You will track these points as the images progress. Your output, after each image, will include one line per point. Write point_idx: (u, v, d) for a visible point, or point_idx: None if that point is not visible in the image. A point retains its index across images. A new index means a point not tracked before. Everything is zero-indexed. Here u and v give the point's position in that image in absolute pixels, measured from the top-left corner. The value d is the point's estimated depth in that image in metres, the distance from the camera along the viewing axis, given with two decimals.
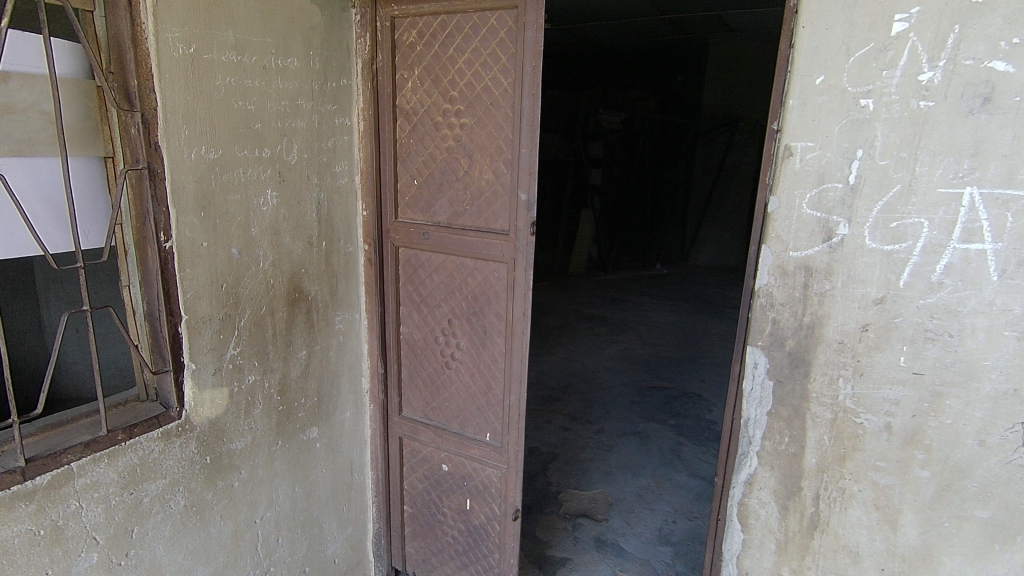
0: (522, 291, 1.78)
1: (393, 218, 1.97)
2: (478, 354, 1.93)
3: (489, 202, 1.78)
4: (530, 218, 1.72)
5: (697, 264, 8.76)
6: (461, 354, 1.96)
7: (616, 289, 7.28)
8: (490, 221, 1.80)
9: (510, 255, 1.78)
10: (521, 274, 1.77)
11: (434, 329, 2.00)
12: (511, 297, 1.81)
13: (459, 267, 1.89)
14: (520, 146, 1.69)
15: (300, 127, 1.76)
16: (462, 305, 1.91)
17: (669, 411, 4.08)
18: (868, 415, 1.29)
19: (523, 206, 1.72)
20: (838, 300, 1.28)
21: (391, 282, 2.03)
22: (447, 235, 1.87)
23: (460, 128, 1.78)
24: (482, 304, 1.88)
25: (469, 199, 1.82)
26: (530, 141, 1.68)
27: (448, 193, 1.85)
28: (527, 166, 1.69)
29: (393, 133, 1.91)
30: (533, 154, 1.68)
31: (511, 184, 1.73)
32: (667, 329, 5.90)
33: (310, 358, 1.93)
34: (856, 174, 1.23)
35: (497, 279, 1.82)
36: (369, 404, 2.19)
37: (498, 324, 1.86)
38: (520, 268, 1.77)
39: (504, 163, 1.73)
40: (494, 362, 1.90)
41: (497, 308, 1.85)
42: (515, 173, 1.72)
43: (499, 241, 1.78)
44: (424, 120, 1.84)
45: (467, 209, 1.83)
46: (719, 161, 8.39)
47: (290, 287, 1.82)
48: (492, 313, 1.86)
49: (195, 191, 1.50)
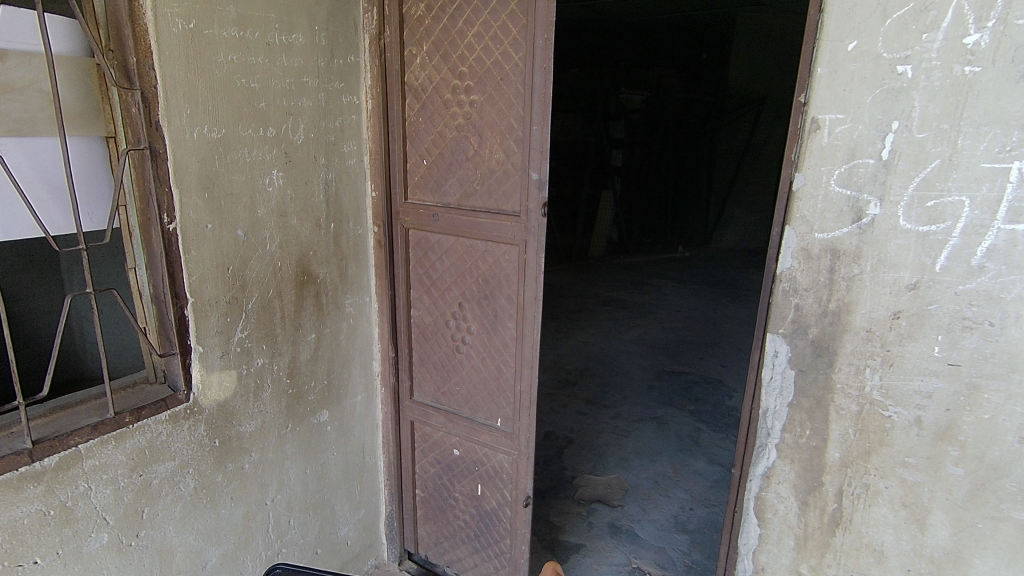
0: (533, 274, 1.72)
1: (403, 199, 1.93)
2: (489, 338, 1.88)
3: (500, 183, 1.72)
4: (541, 199, 1.65)
5: (720, 247, 8.58)
6: (472, 339, 1.92)
7: (637, 272, 7.17)
8: (500, 202, 1.74)
9: (521, 237, 1.72)
10: (533, 257, 1.71)
11: (445, 312, 1.96)
12: (522, 280, 1.75)
13: (469, 250, 1.84)
14: (531, 124, 1.62)
15: (306, 106, 1.72)
16: (472, 288, 1.87)
17: (688, 396, 4.01)
18: (897, 408, 1.22)
19: (534, 185, 1.66)
20: (868, 285, 1.20)
21: (402, 265, 1.99)
22: (457, 217, 1.82)
23: (469, 105, 1.72)
24: (492, 287, 1.83)
25: (480, 179, 1.76)
26: (541, 118, 1.61)
27: (458, 172, 1.79)
28: (538, 145, 1.62)
29: (401, 110, 1.85)
30: (544, 131, 1.60)
31: (522, 164, 1.67)
32: (688, 313, 5.80)
33: (319, 341, 1.91)
34: (889, 148, 1.14)
35: (508, 262, 1.77)
36: (381, 387, 2.17)
37: (509, 308, 1.81)
38: (532, 250, 1.71)
39: (515, 142, 1.67)
40: (505, 348, 1.86)
41: (509, 293, 1.80)
42: (526, 152, 1.65)
43: (510, 222, 1.72)
44: (433, 97, 1.78)
45: (477, 190, 1.77)
46: (745, 140, 8.16)
47: (298, 270, 1.79)
48: (503, 297, 1.81)
49: (198, 171, 1.47)
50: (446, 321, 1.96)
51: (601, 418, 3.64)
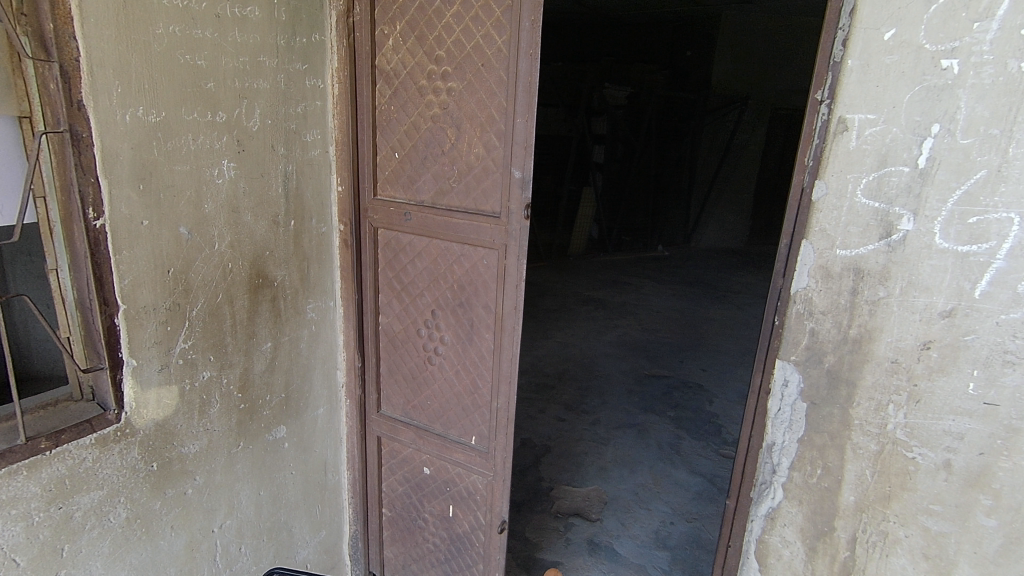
0: (513, 282, 1.57)
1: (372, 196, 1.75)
2: (464, 349, 1.73)
3: (478, 180, 1.56)
4: (524, 199, 1.50)
5: (699, 247, 8.56)
6: (446, 349, 1.76)
7: (617, 271, 7.07)
8: (479, 202, 1.58)
9: (501, 241, 1.56)
10: (513, 263, 1.56)
11: (417, 320, 1.79)
12: (500, 288, 1.60)
13: (443, 253, 1.68)
14: (515, 116, 1.46)
15: (264, 88, 1.52)
16: (447, 295, 1.71)
17: (668, 402, 3.92)
18: (922, 449, 1.10)
19: (516, 184, 1.50)
20: (895, 309, 1.08)
21: (370, 267, 1.82)
22: (431, 218, 1.66)
23: (447, 93, 1.55)
24: (468, 295, 1.67)
25: (457, 176, 1.60)
26: (525, 110, 1.45)
27: (433, 167, 1.63)
28: (524, 139, 1.46)
29: (372, 96, 1.67)
30: (529, 124, 1.45)
31: (503, 160, 1.51)
32: (668, 314, 5.72)
33: (276, 350, 1.74)
34: (928, 155, 1.01)
35: (485, 268, 1.61)
36: (346, 399, 2.00)
37: (485, 318, 1.66)
38: (512, 256, 1.56)
39: (496, 135, 1.51)
40: (481, 361, 1.71)
41: (486, 301, 1.64)
42: (509, 148, 1.50)
43: (488, 224, 1.56)
44: (407, 83, 1.61)
45: (454, 187, 1.61)
46: (727, 139, 8.12)
47: (251, 272, 1.61)
48: (479, 305, 1.66)
49: (132, 161, 1.28)
50: (418, 330, 1.80)
51: (581, 420, 3.49)
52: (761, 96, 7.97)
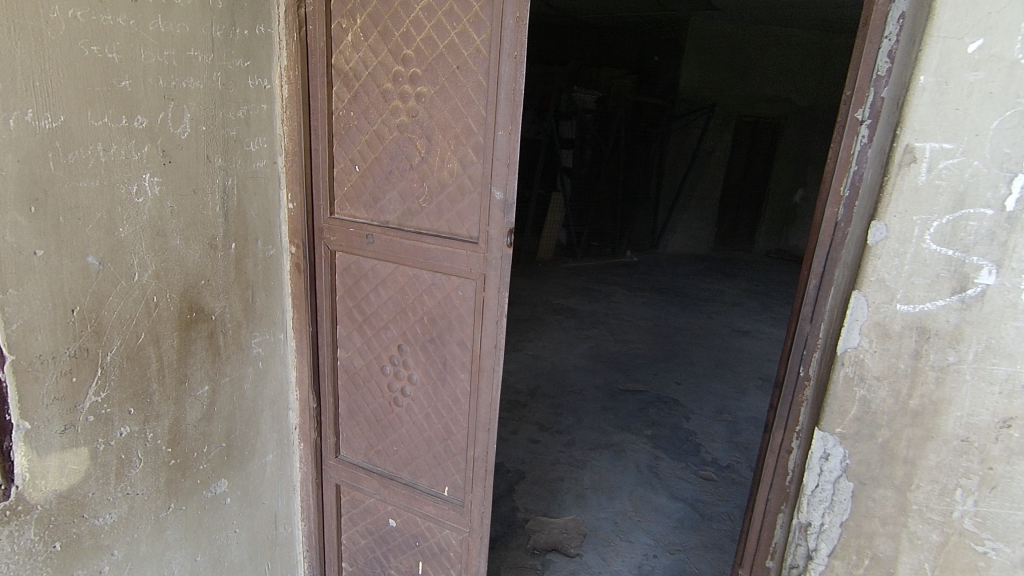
0: (493, 317, 1.37)
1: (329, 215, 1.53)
2: (435, 390, 1.53)
3: (453, 200, 1.36)
4: (506, 223, 1.30)
5: (667, 252, 8.53)
6: (416, 390, 1.56)
7: (586, 278, 6.93)
8: (453, 225, 1.38)
9: (478, 271, 1.36)
10: (492, 295, 1.36)
11: (383, 357, 1.58)
12: (478, 324, 1.41)
13: (413, 282, 1.47)
14: (495, 128, 1.26)
15: (195, 88, 1.27)
16: (417, 330, 1.51)
17: (644, 419, 3.78)
18: (996, 543, 1.00)
19: (496, 206, 1.30)
20: (967, 378, 0.96)
21: (326, 296, 1.59)
22: (398, 243, 1.45)
23: (416, 99, 1.34)
24: (442, 330, 1.47)
25: (428, 195, 1.39)
26: (507, 121, 1.25)
27: (401, 184, 1.42)
28: (507, 155, 1.26)
29: (329, 101, 1.45)
30: (513, 137, 1.25)
31: (482, 179, 1.31)
32: (639, 324, 5.61)
33: (214, 394, 1.49)
34: (1016, 197, 0.90)
35: (461, 300, 1.41)
36: (298, 443, 1.76)
37: (460, 356, 1.46)
38: (491, 288, 1.36)
39: (473, 149, 1.31)
40: (455, 404, 1.51)
41: (461, 338, 1.45)
42: (487, 164, 1.30)
43: (465, 251, 1.36)
44: (369, 87, 1.39)
45: (424, 208, 1.40)
46: (694, 145, 8.10)
47: (183, 306, 1.36)
48: (454, 342, 1.46)
49: (17, 177, 1.01)
50: (385, 368, 1.59)
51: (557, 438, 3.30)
52: (727, 102, 8.06)
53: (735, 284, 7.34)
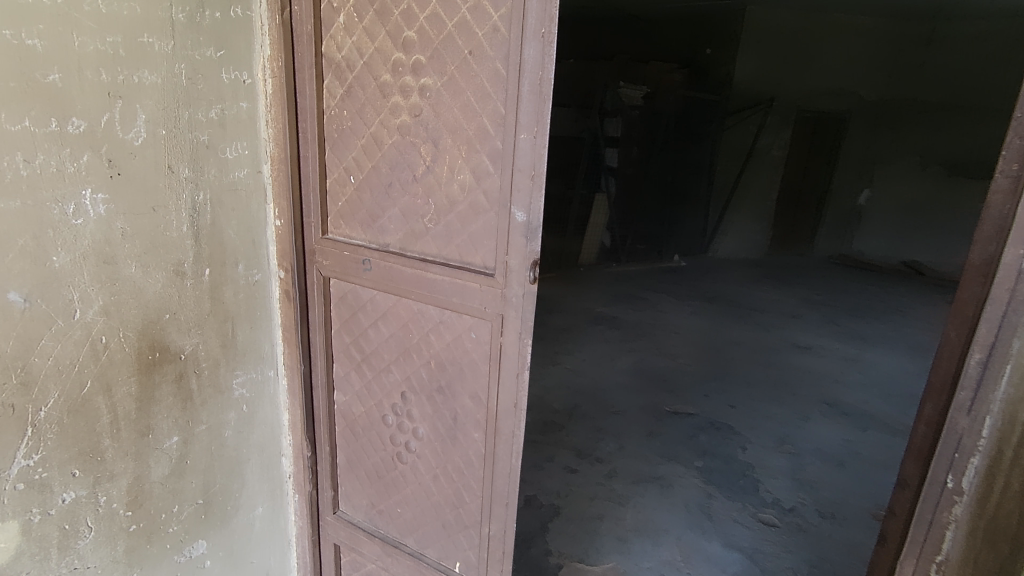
0: (513, 369, 1.10)
1: (322, 234, 1.28)
2: (445, 449, 1.26)
3: (464, 221, 1.09)
4: (529, 252, 1.02)
5: (719, 257, 8.03)
6: (422, 446, 1.30)
7: (631, 284, 6.55)
8: (464, 252, 1.11)
9: (495, 310, 1.08)
10: (511, 342, 1.09)
11: (384, 405, 1.33)
12: (494, 375, 1.13)
13: (417, 317, 1.21)
14: (515, 131, 0.98)
15: (150, 83, 1.04)
16: (424, 376, 1.25)
17: (694, 447, 3.43)
18: None
19: (517, 229, 1.02)
20: None
21: (321, 328, 1.37)
22: (399, 271, 1.19)
23: (420, 93, 1.07)
24: (452, 379, 1.20)
25: (436, 213, 1.12)
26: (531, 122, 0.96)
27: (402, 199, 1.15)
28: (532, 164, 0.98)
29: (318, 98, 1.20)
30: (540, 143, 0.96)
31: (499, 195, 1.03)
32: (688, 336, 5.21)
33: (187, 445, 1.26)
34: None
35: (474, 345, 1.14)
36: (293, 493, 1.53)
37: (474, 411, 1.19)
38: (510, 331, 1.08)
39: (489, 158, 1.03)
40: (468, 468, 1.24)
41: (474, 389, 1.18)
42: (506, 176, 1.01)
43: (478, 285, 1.09)
44: (365, 80, 1.13)
45: (430, 229, 1.14)
46: (750, 143, 7.60)
47: (143, 345, 1.13)
48: (465, 394, 1.19)
49: None
50: (386, 418, 1.33)
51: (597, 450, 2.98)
52: (787, 96, 7.52)
53: (794, 293, 6.80)
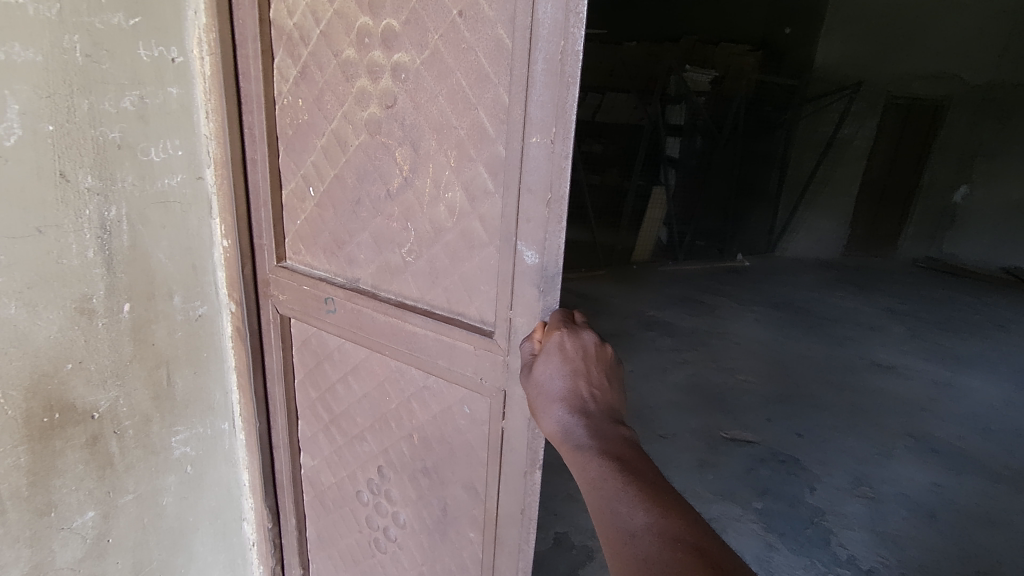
0: (521, 463, 0.79)
1: (279, 262, 1.01)
2: (433, 546, 0.96)
3: (454, 258, 0.79)
4: (539, 309, 0.72)
5: (787, 257, 7.34)
6: (405, 538, 1.00)
7: (688, 285, 6.03)
8: (454, 299, 0.81)
9: (494, 385, 0.79)
10: (517, 430, 0.79)
11: (359, 479, 1.04)
12: (493, 470, 0.83)
13: (395, 377, 0.92)
14: (523, 132, 0.67)
15: (28, 61, 0.77)
16: (406, 453, 0.94)
17: (752, 484, 2.99)
18: None
19: (525, 276, 0.72)
20: None
21: (279, 380, 1.09)
22: (371, 318, 0.90)
23: (394, 75, 0.78)
24: (441, 461, 0.90)
25: (416, 244, 0.82)
26: (547, 119, 0.65)
27: (374, 221, 0.86)
28: (549, 183, 0.67)
29: (266, 82, 0.92)
30: (562, 153, 0.65)
31: (501, 227, 0.73)
32: (751, 349, 4.69)
33: (108, 520, 1.00)
34: None
35: (468, 424, 0.84)
36: (258, 565, 1.27)
37: (469, 508, 0.89)
38: (517, 412, 0.78)
39: (487, 170, 0.72)
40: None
41: (467, 479, 0.87)
42: (509, 197, 0.71)
43: (472, 347, 0.79)
44: (324, 57, 0.85)
45: (409, 264, 0.84)
46: (830, 132, 6.88)
47: (33, 404, 0.86)
48: (458, 484, 0.89)
49: None
50: (364, 497, 1.05)
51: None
52: (876, 81, 6.84)
53: (874, 301, 6.08)
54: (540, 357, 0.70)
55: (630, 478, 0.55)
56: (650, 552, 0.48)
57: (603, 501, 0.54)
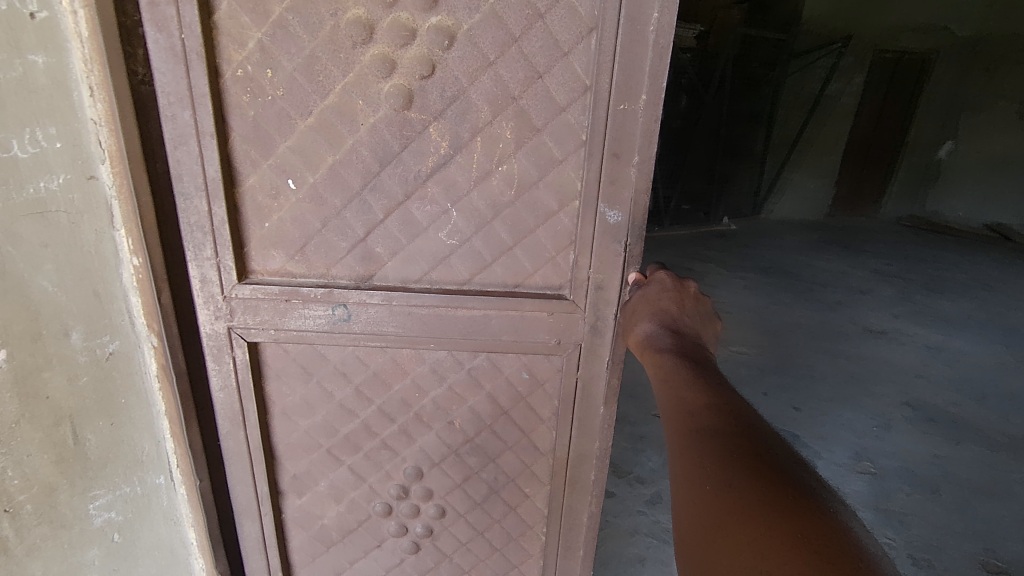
0: (583, 409, 1.04)
1: (237, 283, 0.89)
2: (481, 513, 1.14)
3: (517, 228, 0.92)
4: (622, 257, 0.93)
5: (773, 219, 7.17)
6: (450, 521, 1.14)
7: (677, 252, 5.85)
8: (518, 268, 0.94)
9: (572, 341, 0.98)
10: (589, 374, 1.01)
11: (378, 490, 1.09)
12: (566, 418, 1.05)
13: (432, 368, 1.01)
14: (610, 101, 0.83)
15: None
16: (447, 444, 1.07)
17: None
18: None
19: (608, 233, 0.91)
20: None
21: (243, 423, 0.99)
22: (406, 313, 0.95)
23: (428, 37, 0.81)
24: (494, 435, 1.07)
25: (466, 222, 0.92)
26: (631, 90, 0.83)
27: (401, 197, 0.89)
28: (637, 146, 0.86)
29: (206, 42, 0.77)
30: (651, 117, 0.83)
31: (582, 188, 0.89)
32: (742, 317, 4.58)
33: None
34: None
35: (529, 385, 1.03)
36: None
37: (532, 463, 1.10)
38: (588, 357, 0.99)
39: (556, 138, 0.87)
40: (527, 525, 1.15)
41: (527, 436, 1.07)
42: (590, 168, 0.87)
43: (549, 313, 0.96)
44: (312, 17, 0.79)
45: (454, 243, 0.93)
46: (818, 89, 6.64)
47: None
48: (516, 448, 1.08)
49: None
50: (384, 506, 1.11)
51: (638, 469, 2.48)
52: (864, 34, 6.57)
53: (862, 263, 5.99)
54: (640, 293, 0.94)
55: (694, 376, 0.80)
56: (707, 418, 0.73)
57: (676, 384, 0.79)
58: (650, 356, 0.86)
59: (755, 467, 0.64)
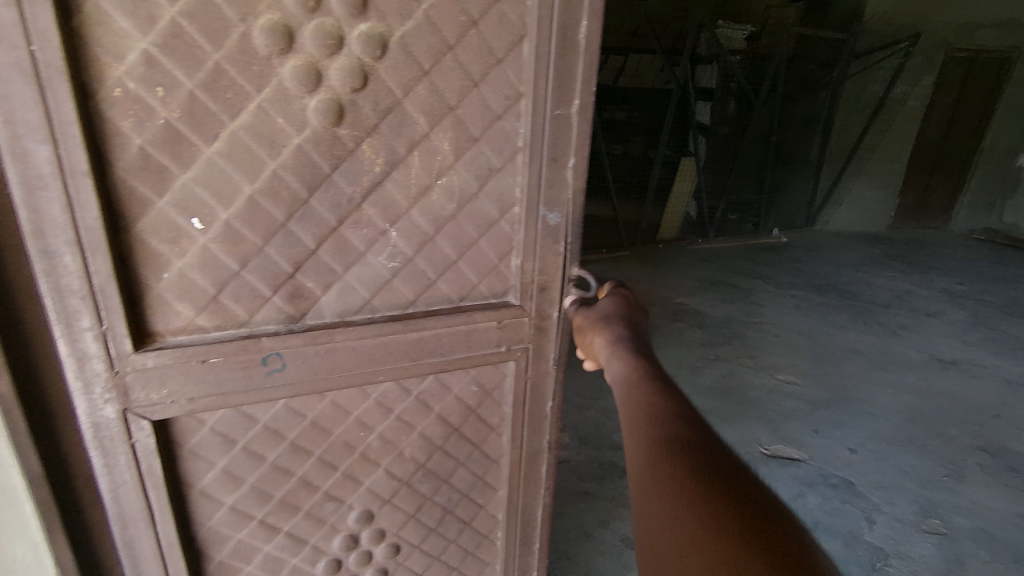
0: (533, 405, 0.99)
1: (131, 352, 0.71)
2: (437, 540, 1.02)
3: (460, 241, 0.84)
4: (563, 255, 0.90)
5: (828, 231, 6.67)
6: (405, 556, 1.01)
7: (721, 266, 5.48)
8: (463, 283, 0.87)
9: (519, 344, 0.93)
10: (538, 373, 0.97)
11: (321, 549, 0.92)
12: (516, 419, 0.99)
13: (377, 405, 0.88)
14: (547, 105, 0.80)
15: None
16: (399, 476, 0.94)
17: None
18: None
19: (549, 234, 0.88)
20: None
21: (153, 518, 0.79)
22: (352, 352, 0.81)
23: (360, 44, 0.69)
24: (447, 455, 0.97)
25: (410, 246, 0.81)
26: (565, 94, 0.81)
27: (333, 227, 0.76)
28: (571, 149, 0.84)
29: (68, 54, 0.58)
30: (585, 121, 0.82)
31: (521, 194, 0.85)
32: (791, 341, 4.21)
33: None
34: None
35: (479, 397, 0.95)
36: None
37: (485, 472, 1.02)
38: (536, 358, 0.95)
39: (493, 147, 0.81)
40: (483, 533, 1.07)
41: (481, 444, 0.99)
42: (526, 175, 0.84)
43: (497, 321, 0.90)
44: (213, 20, 0.62)
45: (397, 268, 0.81)
46: (882, 93, 6.11)
47: None
48: (469, 462, 1.00)
49: None
50: (330, 564, 0.94)
51: None
52: (934, 32, 5.99)
53: (928, 281, 5.47)
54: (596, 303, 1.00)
55: (645, 375, 0.83)
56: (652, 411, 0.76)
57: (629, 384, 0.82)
58: (617, 358, 0.88)
59: (689, 447, 0.68)
